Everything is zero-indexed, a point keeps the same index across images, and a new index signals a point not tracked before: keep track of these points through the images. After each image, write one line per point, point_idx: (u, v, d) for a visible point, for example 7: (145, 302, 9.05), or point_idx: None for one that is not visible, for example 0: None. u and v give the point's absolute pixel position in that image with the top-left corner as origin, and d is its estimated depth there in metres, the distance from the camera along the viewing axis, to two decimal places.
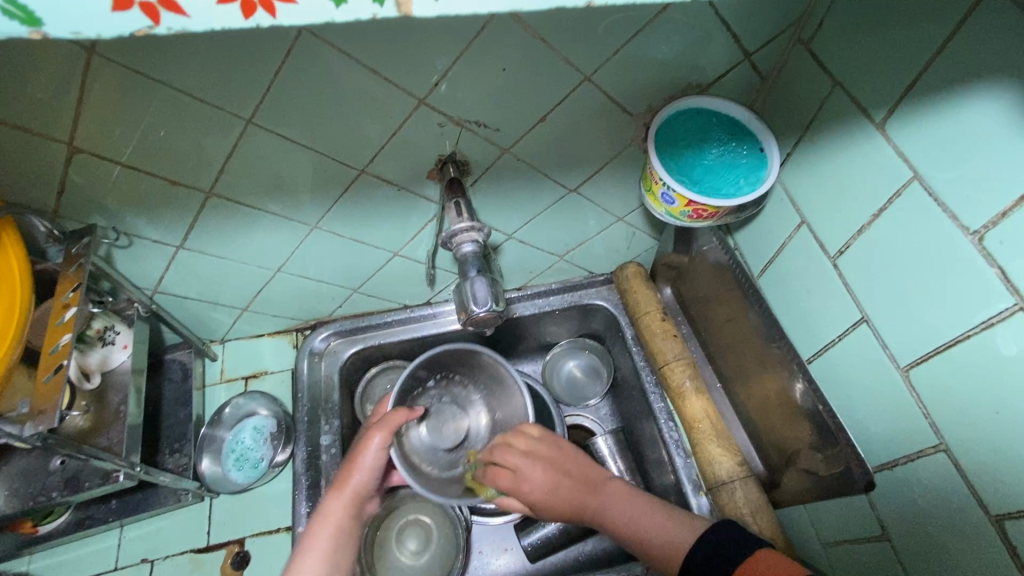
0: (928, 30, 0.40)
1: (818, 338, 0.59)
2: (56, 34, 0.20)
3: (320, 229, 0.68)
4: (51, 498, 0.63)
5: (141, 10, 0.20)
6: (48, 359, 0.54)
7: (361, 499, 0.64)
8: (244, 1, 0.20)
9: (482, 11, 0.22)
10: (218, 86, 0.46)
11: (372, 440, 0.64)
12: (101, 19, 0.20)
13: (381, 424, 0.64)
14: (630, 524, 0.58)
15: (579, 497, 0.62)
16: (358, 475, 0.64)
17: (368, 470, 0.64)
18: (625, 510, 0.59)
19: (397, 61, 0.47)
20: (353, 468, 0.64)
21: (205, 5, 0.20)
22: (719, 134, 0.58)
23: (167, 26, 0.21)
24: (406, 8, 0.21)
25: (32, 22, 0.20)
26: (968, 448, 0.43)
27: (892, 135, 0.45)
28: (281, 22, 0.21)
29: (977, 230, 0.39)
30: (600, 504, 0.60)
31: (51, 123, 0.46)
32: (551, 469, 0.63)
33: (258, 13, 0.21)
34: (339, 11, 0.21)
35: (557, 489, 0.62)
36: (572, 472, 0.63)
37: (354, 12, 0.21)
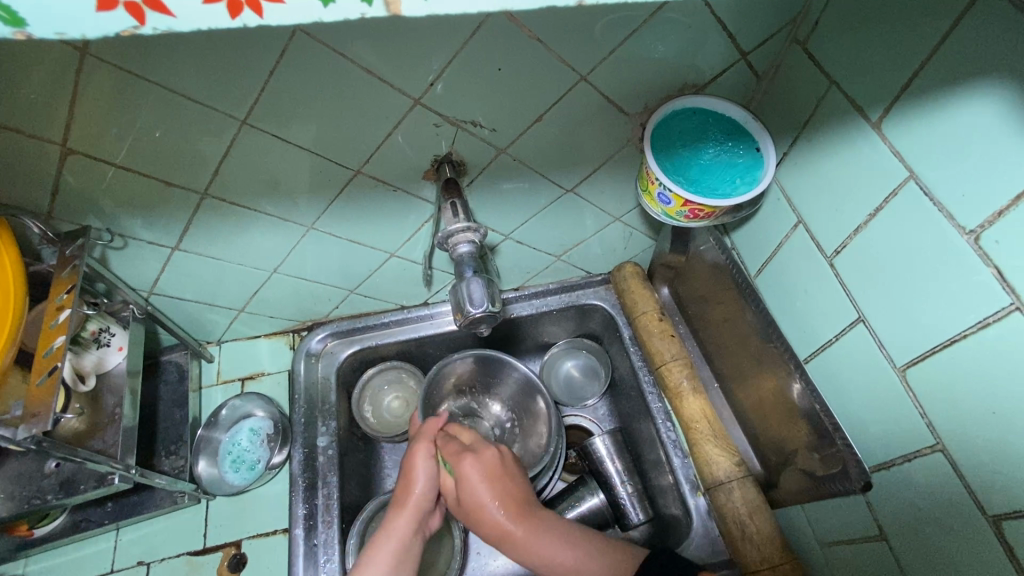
0: (923, 29, 0.40)
1: (815, 338, 0.58)
2: (40, 35, 0.20)
3: (316, 229, 0.67)
4: (46, 501, 0.62)
5: (127, 10, 0.19)
6: (42, 361, 0.54)
7: (423, 515, 0.63)
8: (231, 0, 0.20)
9: (472, 11, 0.22)
10: (212, 87, 0.46)
11: (417, 453, 0.64)
12: (86, 19, 0.19)
13: (422, 434, 0.66)
14: (545, 551, 0.59)
15: (512, 499, 0.61)
16: (416, 487, 0.63)
17: (426, 483, 0.63)
18: (540, 535, 0.60)
19: (391, 62, 0.47)
20: (410, 482, 0.63)
21: (191, 5, 0.20)
22: (715, 133, 0.58)
23: (153, 26, 0.20)
24: (395, 8, 0.21)
25: (16, 23, 0.19)
26: (965, 448, 0.43)
27: (888, 134, 0.45)
28: (268, 22, 0.21)
29: (974, 229, 0.39)
30: (530, 517, 0.60)
31: (44, 124, 0.46)
32: (500, 466, 0.63)
33: (245, 13, 0.20)
34: (327, 11, 0.21)
35: (497, 482, 0.61)
36: (516, 476, 0.63)
37: (343, 12, 0.21)
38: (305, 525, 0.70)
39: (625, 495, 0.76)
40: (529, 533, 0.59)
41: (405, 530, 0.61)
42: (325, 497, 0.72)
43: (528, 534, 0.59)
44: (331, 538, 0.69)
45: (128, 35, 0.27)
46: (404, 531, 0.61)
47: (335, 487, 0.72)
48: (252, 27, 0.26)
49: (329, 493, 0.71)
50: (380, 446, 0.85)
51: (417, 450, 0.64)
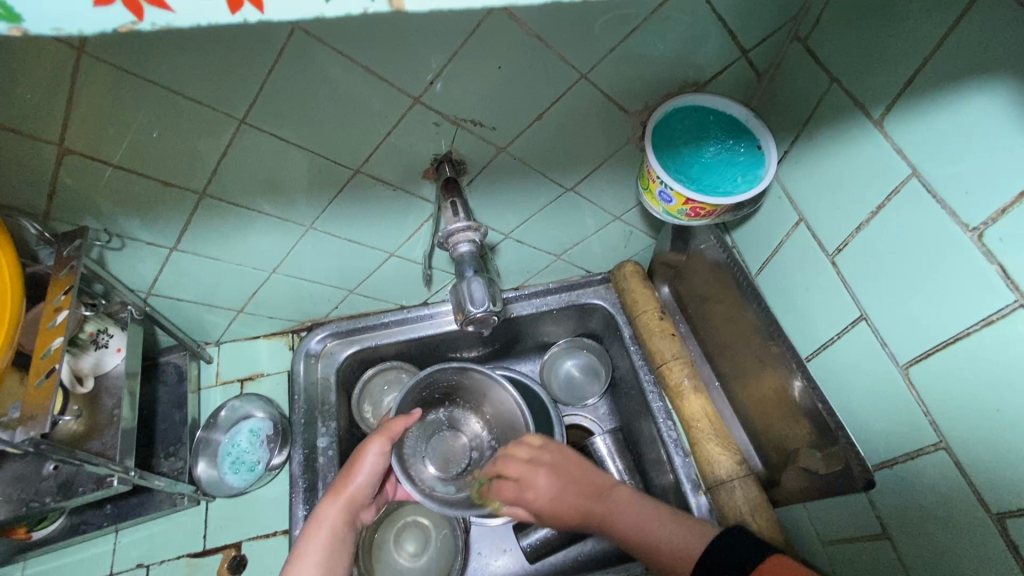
0: (926, 25, 0.40)
1: (817, 336, 0.58)
2: (35, 31, 0.19)
3: (315, 229, 0.67)
4: (45, 504, 0.62)
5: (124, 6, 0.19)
6: (41, 363, 0.54)
7: (355, 506, 0.63)
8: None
9: (476, 6, 0.22)
10: (211, 87, 0.46)
11: (369, 447, 0.64)
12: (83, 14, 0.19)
13: (380, 430, 0.64)
14: (635, 532, 0.58)
15: (586, 497, 0.61)
16: (357, 480, 0.63)
17: (367, 474, 0.64)
18: (631, 519, 0.59)
19: (391, 60, 0.47)
20: (352, 472, 0.63)
21: (190, 0, 0.20)
22: (716, 131, 0.58)
23: (151, 22, 0.20)
24: (398, 3, 0.21)
25: (12, 19, 0.19)
26: (970, 446, 0.43)
27: (890, 132, 0.45)
28: (269, 17, 0.20)
29: (977, 227, 0.39)
30: (607, 509, 0.60)
31: (41, 124, 0.46)
32: (559, 472, 0.63)
33: (245, 8, 0.20)
34: (330, 6, 0.21)
35: (566, 492, 0.62)
36: (579, 476, 0.63)
37: (345, 7, 0.21)
38: (305, 526, 0.69)
39: None
40: (615, 523, 0.59)
41: (334, 520, 0.61)
42: (325, 498, 0.71)
43: (614, 524, 0.59)
44: None
45: (126, 32, 0.26)
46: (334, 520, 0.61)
47: None
48: (253, 24, 0.26)
49: None
50: None
51: (371, 444, 0.64)
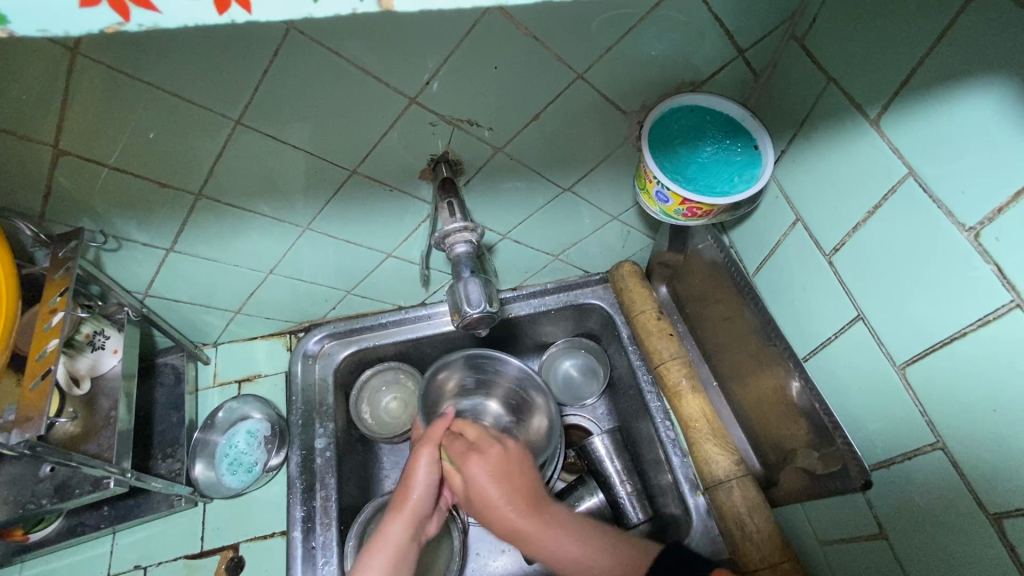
0: (922, 25, 0.40)
1: (814, 336, 0.58)
2: (21, 32, 0.19)
3: (312, 230, 0.67)
4: (41, 506, 0.62)
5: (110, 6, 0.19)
6: (36, 365, 0.53)
7: (419, 521, 0.62)
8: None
9: (466, 6, 0.22)
10: (206, 87, 0.46)
11: (420, 456, 0.63)
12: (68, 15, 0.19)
13: (426, 438, 0.64)
14: (551, 543, 0.56)
15: (519, 493, 0.59)
16: (415, 492, 0.62)
17: (425, 488, 0.63)
18: (551, 530, 0.57)
19: (386, 61, 0.47)
20: (409, 485, 0.63)
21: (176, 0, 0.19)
22: (713, 131, 0.58)
23: (138, 23, 0.20)
24: (386, 3, 0.21)
25: None
26: (966, 446, 0.42)
27: (886, 131, 0.45)
28: (256, 18, 0.20)
29: (973, 226, 0.39)
30: (536, 514, 0.58)
31: (35, 126, 0.46)
32: (506, 461, 0.61)
33: (232, 9, 0.20)
34: (318, 6, 0.20)
35: (501, 480, 0.60)
36: (524, 474, 0.61)
37: (333, 7, 0.21)
38: (303, 528, 0.69)
39: (625, 495, 0.75)
40: (535, 527, 0.57)
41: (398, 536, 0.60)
42: (323, 499, 0.71)
43: (528, 526, 0.57)
44: (329, 540, 0.68)
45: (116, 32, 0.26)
46: (399, 537, 0.60)
47: (333, 489, 0.72)
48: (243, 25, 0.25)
49: (327, 496, 0.71)
50: (378, 447, 0.85)
51: (421, 453, 0.63)
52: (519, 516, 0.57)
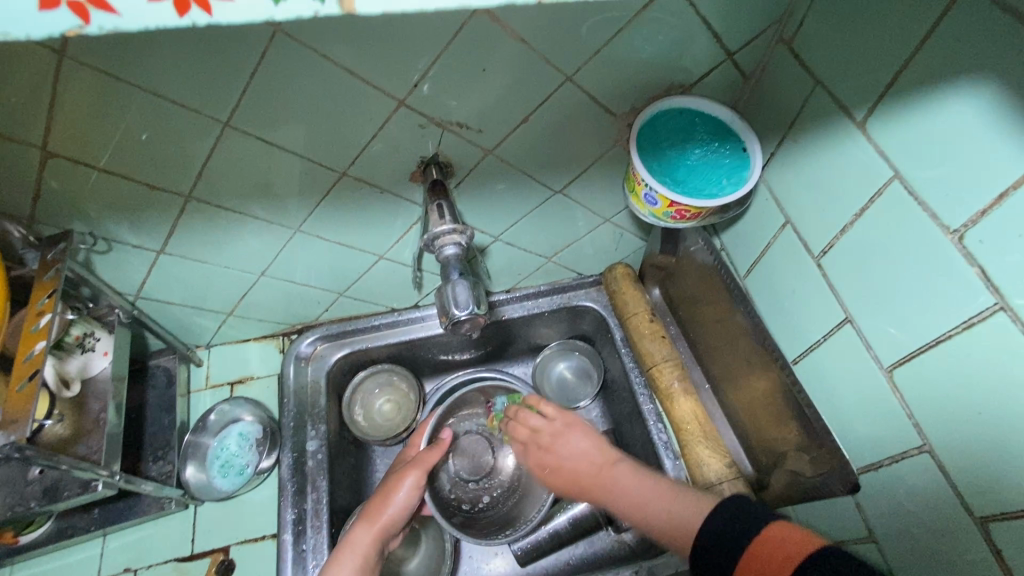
0: (907, 27, 0.40)
1: (804, 339, 0.58)
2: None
3: (304, 232, 0.67)
4: (29, 508, 0.62)
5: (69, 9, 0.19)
6: (22, 367, 0.53)
7: (387, 536, 0.62)
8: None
9: (430, 8, 0.22)
10: (193, 90, 0.46)
11: (406, 478, 0.65)
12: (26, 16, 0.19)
13: (417, 461, 0.66)
14: (634, 492, 0.58)
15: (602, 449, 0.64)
16: (394, 505, 0.63)
17: (401, 506, 0.63)
18: (634, 479, 0.59)
19: (374, 64, 0.47)
20: (387, 501, 0.63)
21: (137, 2, 0.19)
22: (702, 134, 0.58)
23: (98, 26, 0.20)
24: (349, 6, 0.21)
25: None
26: (953, 450, 0.42)
27: (873, 134, 0.45)
28: (218, 20, 0.20)
29: (957, 229, 0.39)
30: (615, 467, 0.61)
31: (23, 128, 0.46)
32: (587, 427, 0.67)
33: (193, 11, 0.20)
34: (279, 7, 0.20)
35: (586, 443, 0.65)
36: (590, 440, 0.65)
37: (295, 9, 0.21)
38: (294, 530, 0.69)
39: None
40: (620, 477, 0.60)
41: (367, 545, 0.60)
42: (314, 501, 0.71)
43: (620, 475, 0.60)
44: (319, 543, 0.68)
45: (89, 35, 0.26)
46: (365, 545, 0.60)
47: (325, 492, 0.72)
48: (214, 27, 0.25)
49: (318, 498, 0.71)
50: (372, 449, 0.85)
51: (408, 474, 0.65)
52: (606, 468, 0.61)
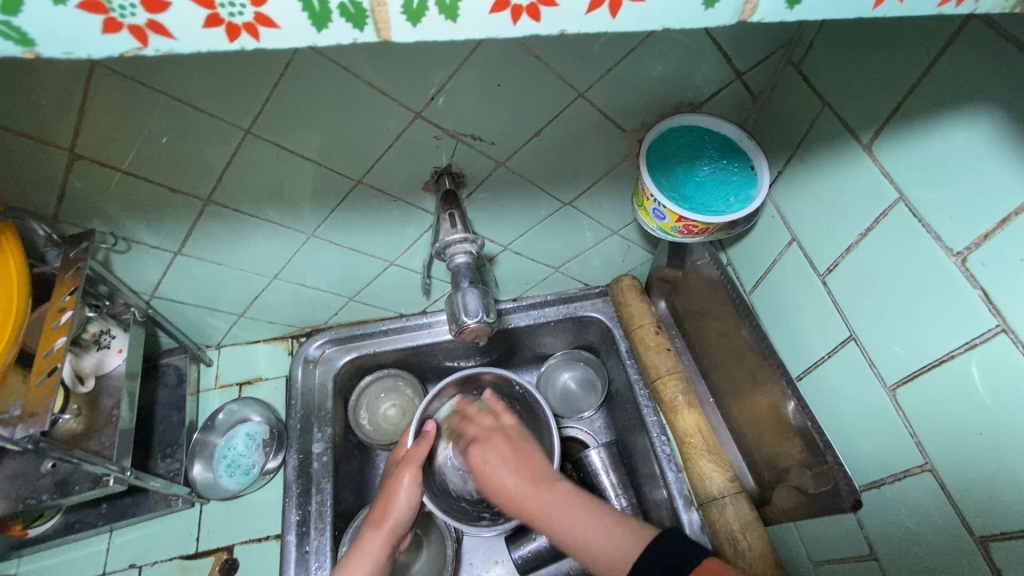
0: (915, 52, 0.41)
1: (808, 355, 0.59)
2: (47, 54, 0.20)
3: (317, 237, 0.68)
4: (41, 501, 0.63)
5: (130, 33, 0.20)
6: (43, 362, 0.55)
7: (398, 536, 0.63)
8: (230, 25, 0.21)
9: (460, 37, 0.23)
10: (217, 98, 0.47)
11: (403, 477, 0.65)
12: (92, 40, 0.20)
13: (409, 458, 0.67)
14: (561, 523, 0.56)
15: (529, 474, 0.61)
16: (399, 506, 0.63)
17: (405, 508, 0.64)
18: (558, 509, 0.57)
19: (393, 77, 0.48)
20: (390, 506, 0.64)
21: (194, 31, 0.21)
22: (711, 151, 0.59)
23: (154, 48, 0.21)
24: (386, 34, 0.22)
25: (26, 42, 0.20)
26: (954, 469, 0.43)
27: (879, 156, 0.46)
28: (266, 46, 0.22)
29: (960, 251, 0.40)
30: (541, 492, 0.59)
31: (53, 131, 0.47)
32: (509, 449, 0.64)
33: (242, 36, 0.22)
34: (322, 37, 0.22)
35: (514, 464, 0.63)
36: (523, 457, 0.64)
37: (335, 36, 0.22)
38: (297, 531, 0.70)
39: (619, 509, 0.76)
40: (547, 509, 0.57)
41: (379, 549, 0.61)
42: (318, 503, 0.72)
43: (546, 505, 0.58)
44: (322, 545, 0.69)
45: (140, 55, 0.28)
46: (378, 551, 0.61)
47: (329, 494, 0.73)
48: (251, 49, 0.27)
49: (322, 499, 0.72)
50: (375, 453, 0.86)
51: (404, 473, 0.65)
52: (531, 496, 0.59)
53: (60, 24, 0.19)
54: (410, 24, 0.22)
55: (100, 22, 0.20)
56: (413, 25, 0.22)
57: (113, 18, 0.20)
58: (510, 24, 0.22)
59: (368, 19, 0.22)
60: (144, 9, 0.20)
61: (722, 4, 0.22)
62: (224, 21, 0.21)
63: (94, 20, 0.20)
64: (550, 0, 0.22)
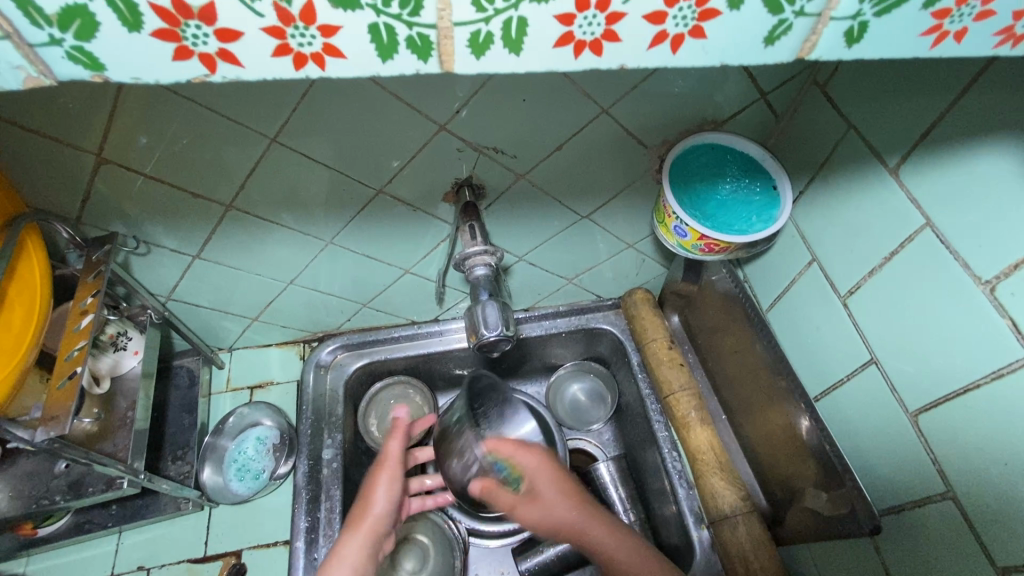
0: (942, 82, 0.41)
1: (827, 377, 0.58)
2: (115, 78, 0.23)
3: (335, 244, 0.69)
4: (54, 502, 0.63)
5: (200, 60, 0.23)
6: (64, 364, 0.55)
7: (379, 536, 0.63)
8: (298, 54, 0.23)
9: (521, 69, 0.25)
10: (246, 108, 0.48)
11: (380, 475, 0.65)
12: (164, 67, 0.23)
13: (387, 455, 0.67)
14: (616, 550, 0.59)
15: (574, 498, 0.61)
16: (375, 508, 0.63)
17: (383, 504, 0.64)
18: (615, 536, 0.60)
19: (420, 90, 0.49)
20: (369, 504, 0.64)
21: (261, 59, 0.23)
22: (733, 170, 0.59)
23: (221, 75, 0.24)
24: (448, 65, 0.25)
25: (95, 67, 0.23)
26: (977, 498, 0.43)
27: (905, 181, 0.46)
28: (329, 73, 0.24)
29: (989, 279, 0.40)
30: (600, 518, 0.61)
31: (82, 136, 0.48)
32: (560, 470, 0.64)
33: (308, 65, 0.24)
34: (385, 67, 0.24)
35: (563, 487, 0.62)
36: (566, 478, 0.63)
37: (399, 66, 0.24)
38: (306, 538, 0.69)
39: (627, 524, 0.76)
40: (604, 532, 0.60)
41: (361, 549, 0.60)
42: (327, 510, 0.71)
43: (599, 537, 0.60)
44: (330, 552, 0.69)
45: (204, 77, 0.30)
46: (359, 551, 0.60)
47: (338, 501, 0.72)
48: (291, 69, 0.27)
49: (331, 507, 0.71)
50: None
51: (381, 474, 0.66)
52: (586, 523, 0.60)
53: (136, 55, 0.22)
54: (474, 56, 0.24)
55: (173, 49, 0.22)
56: (477, 58, 0.24)
57: (186, 46, 0.22)
58: (572, 57, 0.25)
59: (433, 51, 0.24)
60: (216, 39, 0.22)
61: (780, 43, 0.25)
62: (293, 50, 0.23)
63: (167, 49, 0.22)
64: (613, 36, 0.24)
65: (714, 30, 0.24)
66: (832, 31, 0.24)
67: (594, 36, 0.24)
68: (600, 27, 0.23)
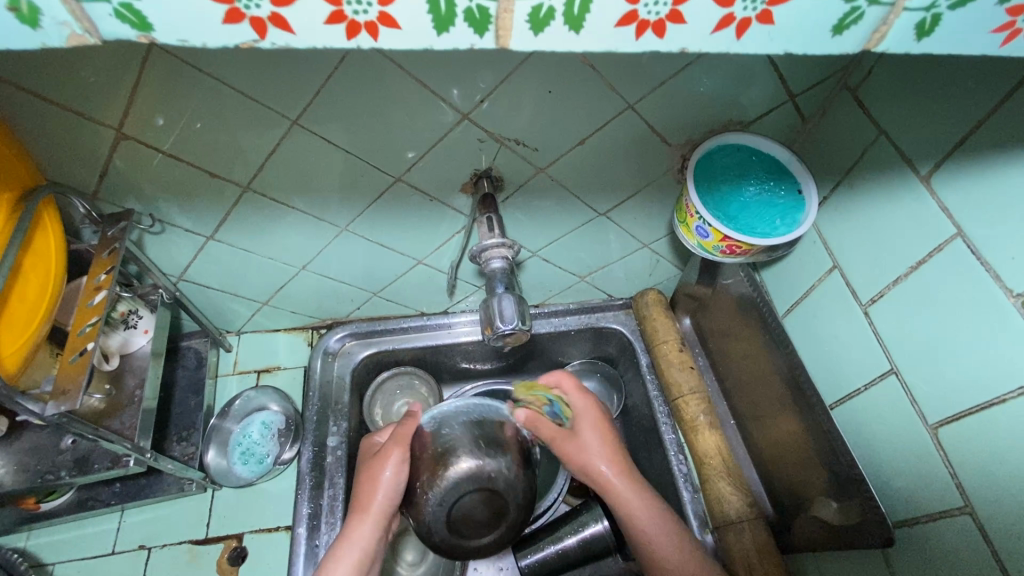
0: (985, 88, 0.40)
1: (843, 385, 0.58)
2: (161, 39, 0.23)
3: (349, 231, 0.68)
4: (59, 477, 0.63)
5: (250, 24, 0.22)
6: (75, 340, 0.55)
7: (389, 519, 0.59)
8: (351, 22, 0.23)
9: (578, 49, 0.25)
10: (267, 87, 0.47)
11: (388, 457, 0.57)
12: (216, 30, 0.23)
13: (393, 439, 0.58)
14: (642, 523, 0.58)
15: (626, 464, 0.61)
16: (381, 497, 0.57)
17: (390, 487, 0.57)
18: (648, 510, 0.58)
19: (446, 76, 0.48)
20: (374, 486, 0.57)
21: (314, 25, 0.23)
22: (758, 172, 0.59)
23: (271, 41, 0.23)
24: (504, 41, 0.24)
25: (142, 27, 0.22)
26: (996, 514, 0.42)
27: (937, 189, 0.45)
28: (381, 44, 0.24)
29: (1021, 292, 0.39)
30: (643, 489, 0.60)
31: (104, 109, 0.47)
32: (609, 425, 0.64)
33: (361, 35, 0.24)
34: (440, 41, 0.24)
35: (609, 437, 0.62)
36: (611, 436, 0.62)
37: (453, 41, 0.24)
38: (308, 524, 0.69)
39: None
40: (642, 501, 0.59)
41: (370, 536, 0.57)
42: (330, 497, 0.71)
43: (630, 496, 0.59)
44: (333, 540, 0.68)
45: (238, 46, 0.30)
46: (367, 538, 0.57)
47: (341, 488, 0.72)
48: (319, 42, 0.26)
49: (335, 494, 0.71)
50: None
51: (390, 455, 0.57)
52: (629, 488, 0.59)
53: (188, 17, 0.22)
54: (531, 33, 0.24)
55: (224, 12, 0.22)
56: (534, 34, 0.24)
57: (239, 9, 0.22)
58: (632, 38, 0.24)
59: (490, 25, 0.23)
60: (270, 3, 0.22)
61: (848, 32, 0.24)
62: (348, 18, 0.23)
63: (219, 12, 0.22)
64: (677, 18, 0.23)
65: (784, 16, 0.23)
66: (904, 22, 0.24)
67: (659, 16, 0.23)
68: (665, 7, 0.23)
